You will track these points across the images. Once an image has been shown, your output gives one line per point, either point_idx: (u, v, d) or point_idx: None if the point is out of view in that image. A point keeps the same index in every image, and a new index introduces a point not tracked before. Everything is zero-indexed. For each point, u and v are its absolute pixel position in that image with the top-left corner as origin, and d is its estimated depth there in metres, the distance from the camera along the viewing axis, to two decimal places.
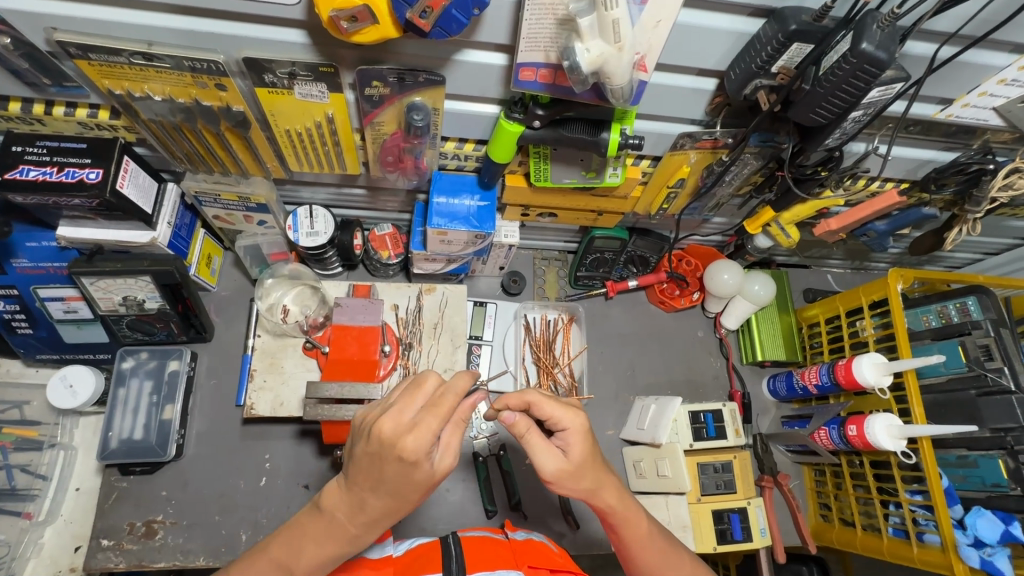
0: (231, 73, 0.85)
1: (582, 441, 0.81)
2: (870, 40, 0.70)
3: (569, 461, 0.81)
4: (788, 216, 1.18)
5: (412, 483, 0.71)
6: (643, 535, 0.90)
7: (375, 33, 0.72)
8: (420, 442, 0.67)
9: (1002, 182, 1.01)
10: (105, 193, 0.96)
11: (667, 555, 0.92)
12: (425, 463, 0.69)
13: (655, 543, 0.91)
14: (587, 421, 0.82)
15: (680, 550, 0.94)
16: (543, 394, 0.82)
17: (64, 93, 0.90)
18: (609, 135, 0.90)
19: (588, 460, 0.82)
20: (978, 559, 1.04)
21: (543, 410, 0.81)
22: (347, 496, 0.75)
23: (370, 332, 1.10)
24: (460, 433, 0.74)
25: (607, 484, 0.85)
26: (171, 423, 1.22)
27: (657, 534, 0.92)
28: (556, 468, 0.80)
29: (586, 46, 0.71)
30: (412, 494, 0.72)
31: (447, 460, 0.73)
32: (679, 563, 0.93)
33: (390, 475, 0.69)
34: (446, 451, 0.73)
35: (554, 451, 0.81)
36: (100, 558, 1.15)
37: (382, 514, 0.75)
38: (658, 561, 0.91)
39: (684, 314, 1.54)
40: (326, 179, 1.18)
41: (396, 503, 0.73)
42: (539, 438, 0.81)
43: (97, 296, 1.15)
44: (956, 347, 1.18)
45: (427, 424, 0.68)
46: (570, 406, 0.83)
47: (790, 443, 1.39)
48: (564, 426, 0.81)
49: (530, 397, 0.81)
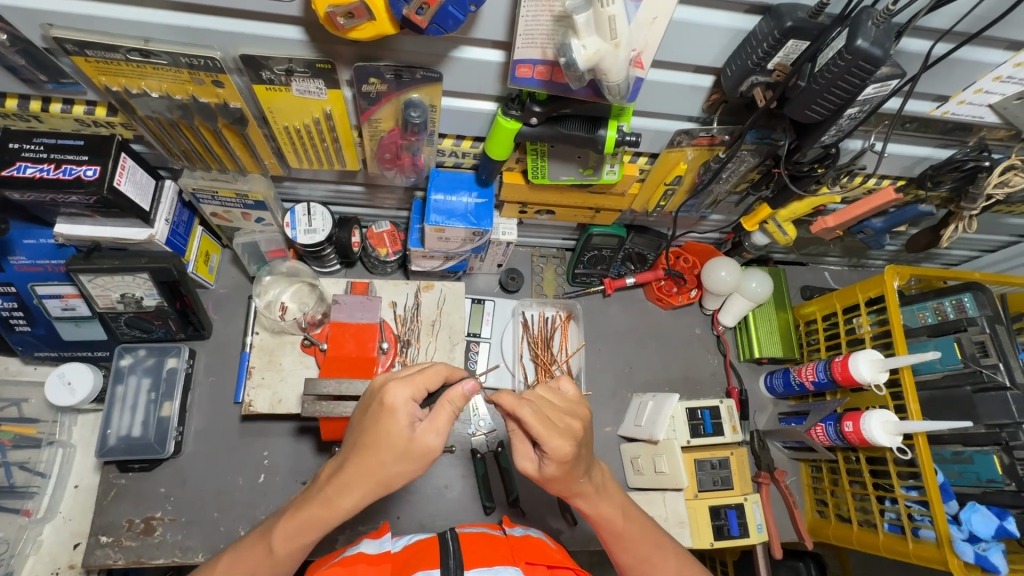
0: (228, 70, 0.85)
1: (559, 467, 0.80)
2: (865, 36, 0.70)
3: (541, 472, 0.82)
4: (785, 213, 1.19)
5: (389, 440, 0.71)
6: (618, 535, 0.90)
7: (372, 29, 0.72)
8: (401, 391, 0.72)
9: (998, 179, 1.01)
10: (102, 190, 0.96)
11: (647, 556, 0.90)
12: (403, 415, 0.71)
13: (632, 545, 0.90)
14: (572, 452, 0.79)
15: (666, 551, 0.92)
16: (536, 413, 0.78)
17: (61, 90, 0.90)
18: (606, 133, 0.91)
19: (561, 477, 0.82)
20: (973, 554, 1.05)
21: (530, 429, 0.78)
22: (335, 460, 0.77)
23: (368, 329, 1.10)
24: (449, 416, 0.74)
25: (581, 492, 0.87)
26: (169, 421, 1.22)
27: (638, 533, 0.91)
28: (527, 471, 0.84)
29: (582, 43, 0.71)
30: (390, 458, 0.72)
31: (430, 435, 0.73)
32: (663, 563, 0.91)
33: (370, 425, 0.72)
34: (431, 424, 0.73)
35: (533, 458, 0.83)
36: (99, 555, 1.15)
37: (361, 484, 0.73)
38: (634, 562, 0.90)
39: (682, 311, 1.54)
40: (324, 176, 1.18)
41: (374, 468, 0.72)
42: (524, 441, 0.84)
43: (95, 294, 1.15)
44: (952, 344, 1.19)
45: (415, 382, 0.74)
46: (560, 431, 0.78)
47: (787, 440, 1.40)
48: (545, 450, 0.78)
49: (521, 413, 0.77)
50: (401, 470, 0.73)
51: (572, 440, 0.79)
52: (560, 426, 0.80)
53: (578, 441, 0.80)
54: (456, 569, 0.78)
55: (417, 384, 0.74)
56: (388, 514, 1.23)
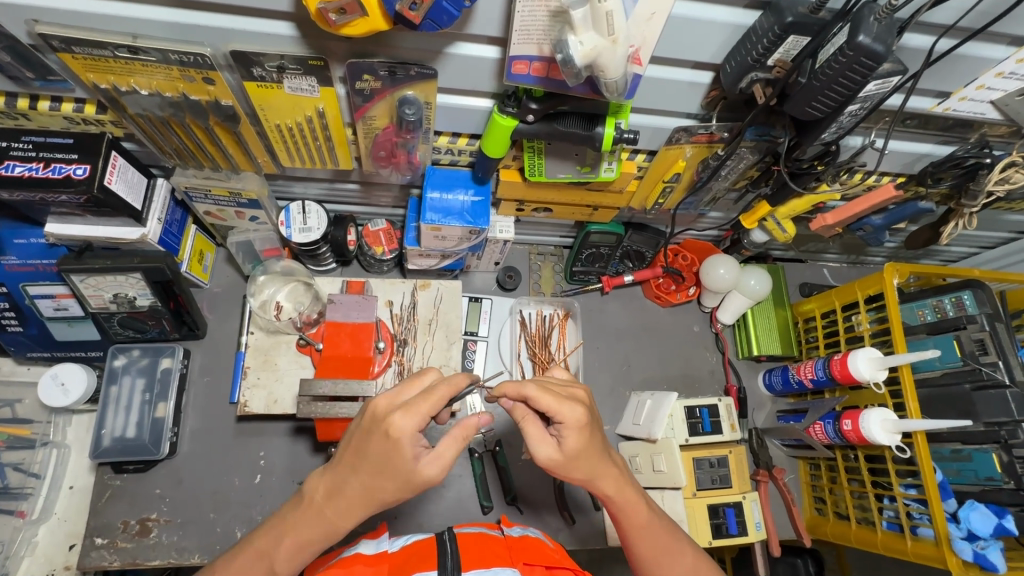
0: (219, 67, 0.83)
1: (579, 436, 0.79)
2: (867, 32, 0.69)
3: (562, 451, 0.80)
4: (784, 210, 1.18)
5: (393, 471, 0.73)
6: (639, 527, 0.89)
7: (364, 25, 0.70)
8: (407, 423, 0.72)
9: (998, 176, 1.00)
10: (92, 189, 0.95)
11: (665, 548, 0.91)
12: (406, 450, 0.72)
13: (651, 536, 0.90)
14: (585, 416, 0.79)
15: (684, 546, 0.93)
16: (541, 386, 0.79)
17: (49, 87, 0.89)
18: (604, 130, 0.89)
19: (583, 453, 0.81)
20: (971, 552, 1.05)
21: (538, 404, 0.78)
22: (328, 476, 0.79)
23: (364, 329, 1.09)
24: (455, 445, 0.76)
25: (605, 474, 0.85)
26: (163, 421, 1.21)
27: (659, 527, 0.91)
28: (549, 457, 0.81)
29: (579, 39, 0.70)
30: (390, 486, 0.75)
31: (433, 467, 0.75)
32: (680, 554, 0.92)
33: (374, 454, 0.73)
34: (437, 459, 0.75)
35: (550, 442, 0.81)
36: (95, 556, 1.14)
37: (358, 500, 0.77)
38: (652, 552, 0.91)
39: (680, 309, 1.54)
40: (319, 174, 1.16)
41: (372, 492, 0.75)
42: (535, 426, 0.81)
43: (87, 294, 1.14)
44: (951, 341, 1.18)
45: (418, 409, 0.74)
46: (568, 398, 0.80)
47: (785, 437, 1.39)
48: (560, 420, 0.79)
49: (526, 390, 0.78)
50: (400, 496, 0.76)
51: (581, 405, 0.81)
52: (566, 395, 0.82)
53: (585, 407, 0.81)
54: (453, 569, 0.78)
55: (423, 413, 0.73)
56: (385, 514, 1.22)
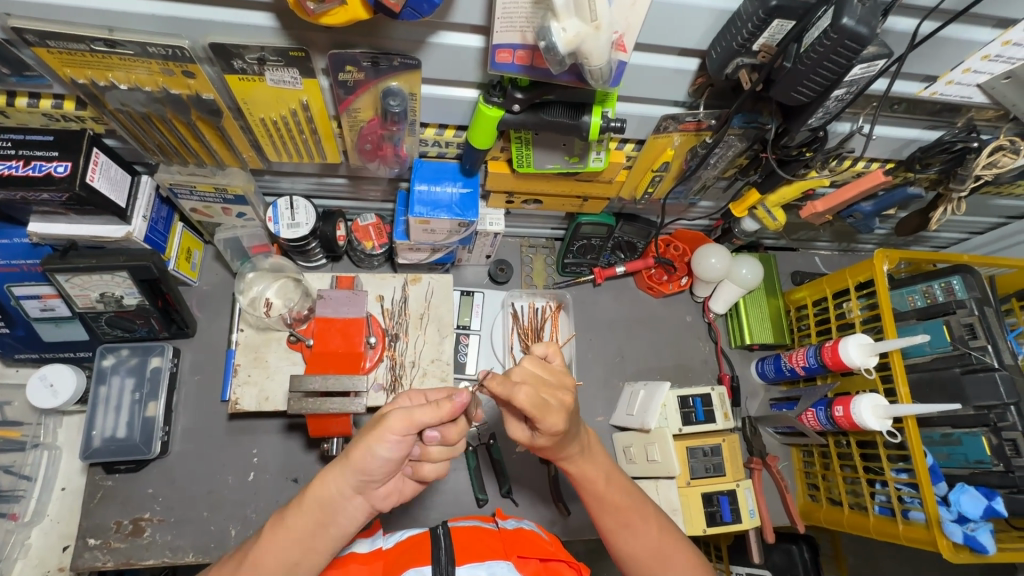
0: (199, 60, 0.82)
1: (550, 439, 0.80)
2: (850, 15, 0.69)
3: (531, 441, 0.83)
4: (774, 199, 1.18)
5: (370, 424, 0.76)
6: (600, 499, 0.90)
7: (344, 14, 0.69)
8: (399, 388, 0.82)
9: (986, 160, 1.00)
10: (74, 187, 0.93)
11: (630, 521, 0.89)
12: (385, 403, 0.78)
13: (614, 511, 0.89)
14: (564, 427, 0.78)
15: (648, 517, 0.91)
16: (530, 394, 0.75)
17: (25, 83, 0.87)
18: (590, 119, 0.89)
19: (552, 445, 0.83)
20: (962, 534, 1.04)
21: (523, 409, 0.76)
22: None
23: (353, 324, 1.05)
24: (428, 408, 0.73)
25: (570, 454, 0.88)
26: (155, 421, 1.21)
27: (619, 497, 0.90)
28: (519, 439, 0.85)
29: (562, 25, 0.69)
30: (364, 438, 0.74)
31: (401, 419, 0.72)
32: (644, 528, 0.90)
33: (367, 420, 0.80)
34: (407, 415, 0.73)
35: (524, 428, 0.84)
36: (88, 557, 1.13)
37: (340, 464, 0.76)
38: (614, 527, 0.89)
39: (673, 299, 1.54)
40: (307, 169, 1.16)
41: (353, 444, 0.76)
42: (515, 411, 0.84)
43: (74, 293, 1.12)
44: (940, 327, 1.19)
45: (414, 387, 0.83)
46: (554, 408, 0.77)
47: (778, 425, 1.39)
48: (539, 428, 0.77)
49: (516, 396, 0.75)
50: (369, 449, 0.73)
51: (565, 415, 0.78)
52: (553, 401, 0.78)
53: (570, 417, 0.79)
54: (447, 564, 0.76)
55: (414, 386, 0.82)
56: (379, 510, 1.22)
